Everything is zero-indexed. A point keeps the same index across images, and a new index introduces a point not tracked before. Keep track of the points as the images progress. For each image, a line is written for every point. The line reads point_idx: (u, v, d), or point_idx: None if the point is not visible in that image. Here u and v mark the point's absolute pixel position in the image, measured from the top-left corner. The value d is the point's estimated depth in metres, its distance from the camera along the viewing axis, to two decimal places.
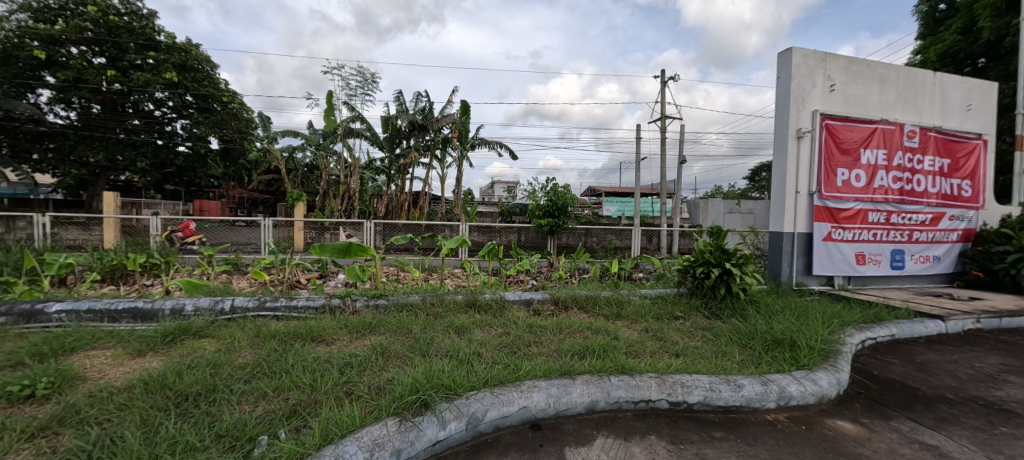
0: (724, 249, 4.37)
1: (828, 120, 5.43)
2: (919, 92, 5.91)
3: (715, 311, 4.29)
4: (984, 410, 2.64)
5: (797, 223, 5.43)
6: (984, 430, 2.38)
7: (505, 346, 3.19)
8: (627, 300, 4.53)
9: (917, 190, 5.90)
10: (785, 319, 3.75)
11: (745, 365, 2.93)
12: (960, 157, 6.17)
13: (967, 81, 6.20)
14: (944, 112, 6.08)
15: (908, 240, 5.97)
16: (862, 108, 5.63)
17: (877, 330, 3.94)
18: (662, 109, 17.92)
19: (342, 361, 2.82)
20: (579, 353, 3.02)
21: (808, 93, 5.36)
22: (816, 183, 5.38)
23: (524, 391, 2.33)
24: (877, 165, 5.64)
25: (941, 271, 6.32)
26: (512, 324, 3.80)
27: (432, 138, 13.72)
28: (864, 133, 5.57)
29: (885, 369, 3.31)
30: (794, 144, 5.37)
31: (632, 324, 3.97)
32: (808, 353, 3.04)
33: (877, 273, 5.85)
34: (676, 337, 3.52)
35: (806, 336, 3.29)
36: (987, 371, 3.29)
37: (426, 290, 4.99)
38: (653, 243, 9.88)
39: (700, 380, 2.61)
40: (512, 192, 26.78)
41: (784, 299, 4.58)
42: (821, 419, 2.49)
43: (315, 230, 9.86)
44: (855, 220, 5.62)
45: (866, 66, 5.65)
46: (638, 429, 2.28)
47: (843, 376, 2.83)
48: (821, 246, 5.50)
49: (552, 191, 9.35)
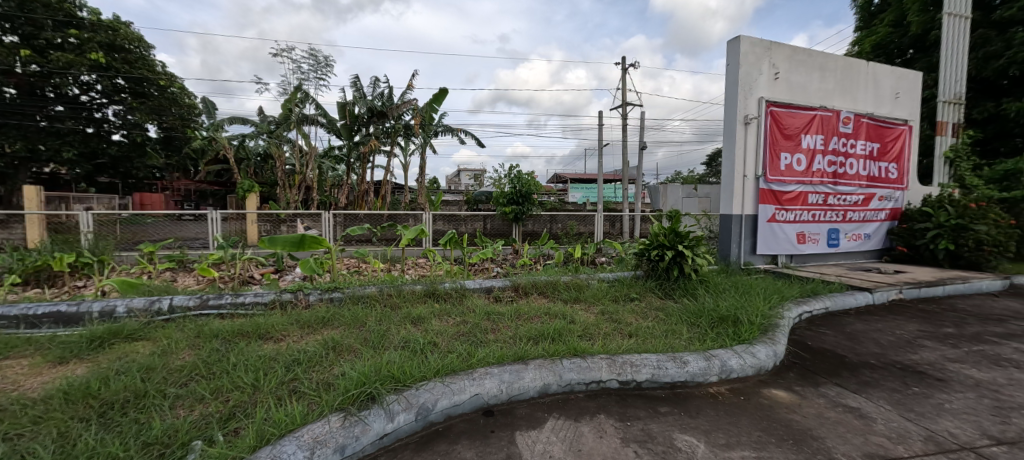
0: (677, 232, 4.52)
1: (773, 107, 5.68)
2: (854, 80, 6.28)
3: (668, 291, 4.45)
4: (902, 373, 2.90)
5: (744, 206, 5.70)
6: (900, 391, 2.62)
7: (462, 334, 3.17)
8: (586, 284, 4.61)
9: (850, 172, 6.32)
10: (731, 297, 3.95)
11: (692, 342, 3.06)
12: (889, 142, 6.64)
13: (897, 71, 6.66)
14: (876, 99, 6.51)
15: (842, 219, 6.40)
16: (805, 96, 5.92)
17: (813, 304, 4.23)
18: (624, 96, 18.16)
19: (290, 358, 2.70)
20: (535, 338, 3.05)
21: (755, 81, 5.58)
22: (762, 167, 5.65)
23: (476, 379, 2.33)
24: (815, 150, 5.99)
25: (873, 247, 6.84)
26: (471, 312, 3.78)
27: (393, 125, 13.28)
28: (805, 120, 5.88)
29: (818, 340, 3.56)
30: (742, 130, 5.59)
31: (590, 307, 4.06)
32: (749, 328, 3.22)
33: (817, 251, 6.26)
34: (631, 318, 3.64)
35: (749, 311, 3.49)
36: (906, 338, 3.61)
37: (384, 281, 4.87)
38: (616, 227, 10.12)
39: (648, 359, 2.70)
40: (479, 180, 26.57)
41: (732, 278, 4.81)
42: (758, 389, 2.65)
43: (270, 222, 9.43)
44: (796, 202, 5.97)
45: (808, 55, 5.93)
46: (590, 409, 2.34)
47: (779, 349, 3.02)
48: (766, 227, 5.81)
49: (516, 179, 9.31)
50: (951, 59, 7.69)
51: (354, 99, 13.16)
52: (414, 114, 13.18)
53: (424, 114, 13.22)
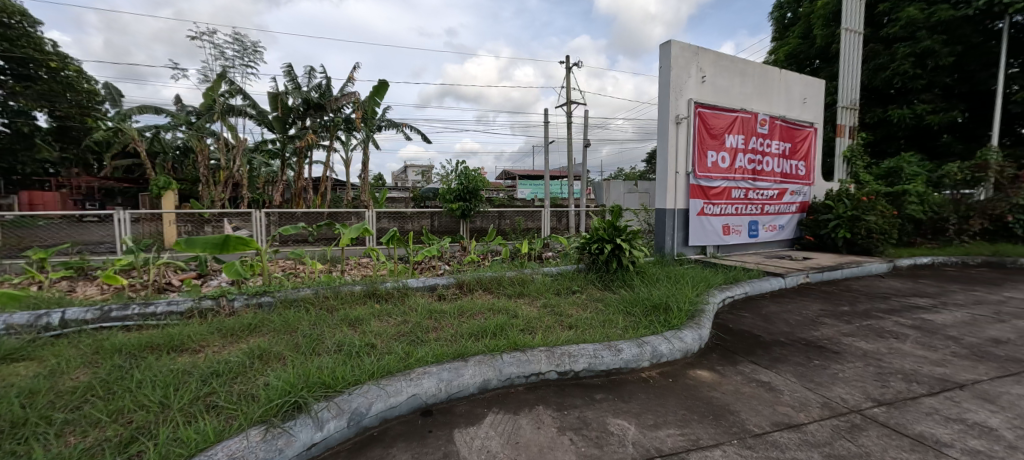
0: (615, 226, 4.74)
1: (701, 108, 6.10)
2: (770, 86, 6.91)
3: (607, 282, 4.65)
4: (806, 348, 3.26)
5: (677, 200, 6.09)
6: (804, 364, 2.94)
7: (402, 334, 3.09)
8: (530, 279, 4.69)
9: (767, 169, 6.97)
10: (663, 286, 4.21)
11: (627, 330, 3.22)
12: (798, 142, 7.40)
13: (805, 78, 7.42)
14: (788, 103, 7.22)
15: (761, 212, 7.04)
16: (728, 98, 6.42)
17: (734, 289, 4.63)
18: (569, 94, 18.66)
19: (208, 371, 2.47)
20: (477, 334, 3.05)
21: (684, 84, 5.96)
22: (692, 164, 6.06)
23: (413, 379, 2.28)
24: (737, 149, 6.54)
25: (786, 237, 7.61)
26: (413, 311, 3.70)
27: (332, 118, 12.58)
28: (728, 120, 6.39)
29: (738, 322, 3.91)
30: (673, 129, 5.96)
31: (533, 301, 4.13)
32: (678, 314, 3.45)
33: (740, 241, 6.84)
34: (572, 310, 3.76)
35: (678, 299, 3.75)
36: (810, 316, 4.07)
37: (321, 283, 4.62)
38: (562, 222, 10.38)
39: (585, 349, 2.80)
40: (427, 176, 26.06)
41: (665, 268, 5.12)
42: (685, 371, 2.85)
43: (192, 222, 8.59)
44: (722, 197, 6.48)
45: (730, 61, 6.43)
46: (528, 401, 2.39)
47: (704, 332, 3.27)
48: (696, 220, 6.25)
49: (462, 175, 9.20)
50: (848, 70, 8.72)
51: (287, 89, 12.27)
52: (355, 107, 12.55)
53: (366, 108, 12.67)
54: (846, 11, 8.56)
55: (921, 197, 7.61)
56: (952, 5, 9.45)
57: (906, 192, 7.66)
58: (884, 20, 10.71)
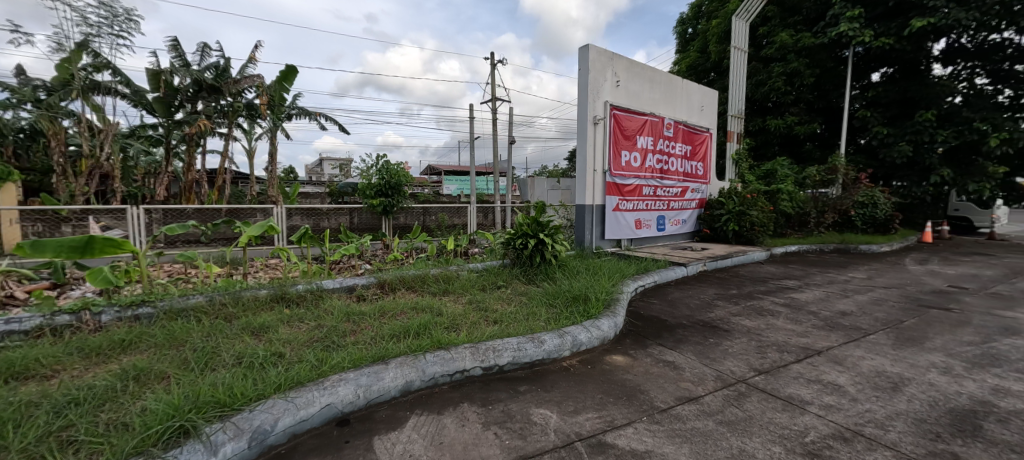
0: (539, 221, 4.89)
1: (616, 110, 6.54)
2: (674, 93, 7.64)
3: (531, 276, 4.78)
4: (703, 328, 3.68)
5: (595, 197, 6.47)
6: (702, 343, 3.31)
7: (316, 341, 2.86)
8: (456, 275, 4.63)
9: (672, 169, 7.70)
10: (583, 278, 4.45)
11: (549, 322, 3.35)
12: (698, 145, 8.30)
13: (703, 88, 8.31)
14: (689, 109, 8.04)
15: (667, 208, 7.78)
16: (639, 102, 6.96)
17: (645, 279, 5.06)
18: (494, 91, 18.80)
19: (62, 400, 2.04)
20: (399, 335, 2.94)
21: (601, 86, 6.33)
22: (608, 163, 6.48)
23: (327, 387, 2.13)
24: (647, 149, 7.13)
25: (688, 230, 8.50)
26: (329, 314, 3.45)
27: (231, 103, 11.14)
28: (639, 123, 6.93)
29: (648, 308, 4.28)
30: (592, 129, 6.31)
31: (458, 298, 4.10)
32: (596, 304, 3.67)
33: (650, 235, 7.49)
34: (497, 305, 3.80)
35: (595, 290, 3.99)
36: (707, 300, 4.61)
37: (219, 288, 4.09)
38: (488, 218, 10.44)
39: (510, 343, 2.85)
40: (345, 170, 24.45)
41: (585, 261, 5.42)
42: (602, 357, 3.05)
43: (41, 221, 7.03)
44: (634, 194, 7.02)
45: (641, 68, 6.97)
46: (453, 399, 2.36)
47: (618, 320, 3.53)
48: (612, 215, 6.70)
49: (383, 168, 8.61)
50: (737, 83, 9.97)
51: (172, 67, 10.57)
52: (259, 92, 11.27)
53: (273, 94, 11.45)
54: (735, 31, 9.83)
55: (790, 195, 9.02)
56: (812, 34, 11.32)
57: (780, 190, 9.01)
58: (764, 42, 12.49)
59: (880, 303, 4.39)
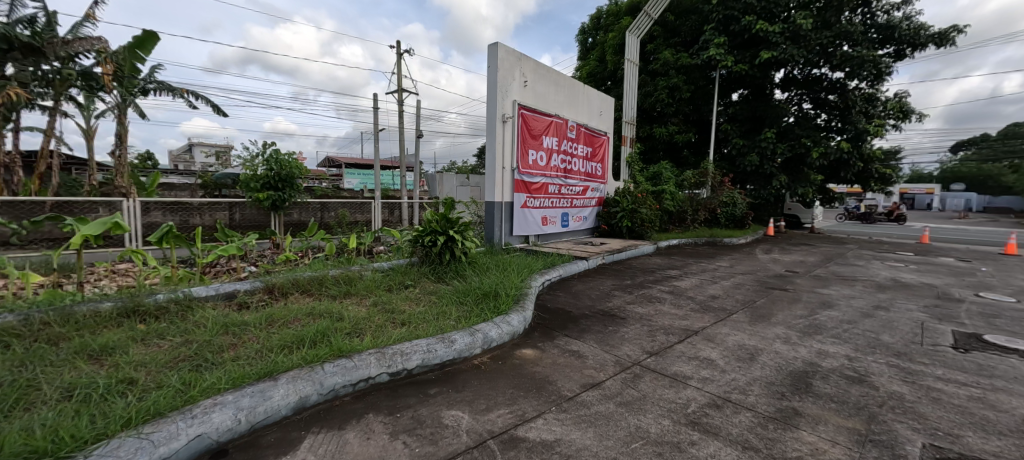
0: (448, 218, 4.79)
1: (523, 110, 6.71)
2: (576, 97, 8.11)
3: (441, 274, 4.66)
4: (603, 317, 3.98)
5: (504, 194, 6.57)
6: (602, 331, 3.57)
7: (182, 360, 2.38)
8: (358, 276, 4.29)
9: (574, 169, 8.20)
10: (493, 274, 4.48)
11: (460, 320, 3.29)
12: (597, 147, 8.95)
13: (601, 95, 8.98)
14: (589, 114, 8.62)
15: (570, 205, 8.25)
16: (545, 104, 7.24)
17: (551, 273, 5.29)
18: (400, 82, 17.98)
19: None
20: (291, 346, 2.60)
21: (509, 85, 6.43)
22: (516, 161, 6.63)
23: (197, 415, 1.78)
24: (552, 149, 7.46)
25: (589, 226, 9.14)
26: (200, 327, 2.91)
27: (56, 69, 8.74)
28: (545, 124, 7.22)
29: (554, 301, 4.49)
30: (501, 127, 6.39)
31: (362, 300, 3.80)
32: (506, 299, 3.72)
33: (555, 231, 7.88)
34: (405, 306, 3.61)
35: (505, 285, 4.04)
36: (606, 290, 5.00)
37: (37, 302, 3.18)
38: (395, 215, 9.94)
39: (419, 344, 2.73)
40: (222, 158, 21.13)
41: (495, 257, 5.47)
42: (512, 352, 3.09)
43: None
44: (540, 191, 7.31)
45: (547, 71, 7.26)
46: (357, 411, 2.17)
47: (527, 314, 3.62)
48: (520, 212, 6.89)
49: (271, 159, 7.38)
50: (630, 92, 11.00)
51: None
52: (100, 58, 9.04)
53: (122, 62, 9.30)
54: (628, 45, 10.79)
55: (672, 195, 10.29)
56: (689, 55, 13.05)
57: (664, 190, 10.22)
58: (651, 58, 14.03)
59: (739, 287, 5.24)
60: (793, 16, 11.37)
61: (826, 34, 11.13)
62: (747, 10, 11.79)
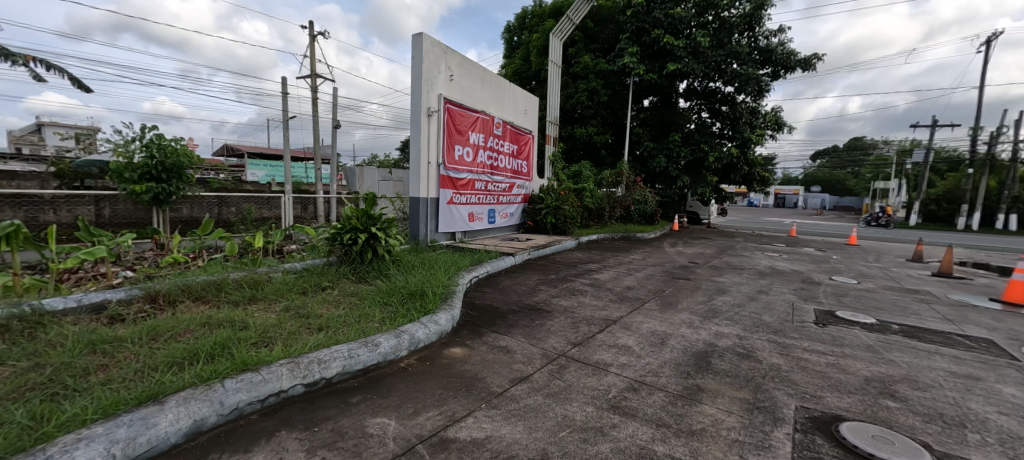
0: (370, 215, 4.53)
1: (449, 105, 6.58)
2: (502, 95, 8.17)
3: (362, 274, 4.39)
4: (529, 311, 4.08)
5: (429, 189, 6.40)
6: (529, 325, 3.66)
7: (28, 390, 1.92)
8: (266, 280, 3.85)
9: (501, 166, 8.27)
10: (419, 273, 4.34)
11: (384, 322, 3.13)
12: (523, 145, 9.13)
13: (526, 94, 9.16)
14: (515, 112, 8.75)
15: (497, 202, 8.31)
16: (471, 99, 7.18)
17: (478, 269, 5.28)
18: (313, 66, 16.53)
19: None
20: (182, 362, 2.25)
21: (434, 78, 6.25)
22: (442, 156, 6.49)
23: (52, 455, 1.45)
24: (478, 146, 7.44)
25: (515, 223, 9.32)
26: (54, 348, 2.38)
27: None
28: (471, 120, 7.16)
29: (482, 297, 4.49)
30: (426, 121, 6.19)
31: (271, 306, 3.43)
32: (433, 298, 3.63)
33: (482, 227, 7.89)
34: (322, 309, 3.34)
35: (432, 284, 3.94)
36: (532, 285, 5.14)
37: None
38: (309, 211, 9.14)
39: (339, 350, 2.54)
40: (81, 142, 17.53)
41: (421, 255, 5.30)
42: (440, 351, 3.03)
43: None
44: (466, 187, 7.24)
45: (473, 66, 7.19)
46: (267, 429, 1.94)
47: (455, 312, 3.58)
48: (446, 208, 6.76)
49: (150, 144, 6.01)
50: (553, 93, 11.39)
51: None
52: None
53: None
54: (551, 47, 11.13)
55: (592, 193, 10.91)
56: (606, 61, 13.91)
57: (584, 188, 10.79)
58: (572, 61, 14.69)
59: (651, 278, 5.74)
60: (694, 33, 12.69)
61: (720, 53, 12.62)
62: (656, 25, 12.89)
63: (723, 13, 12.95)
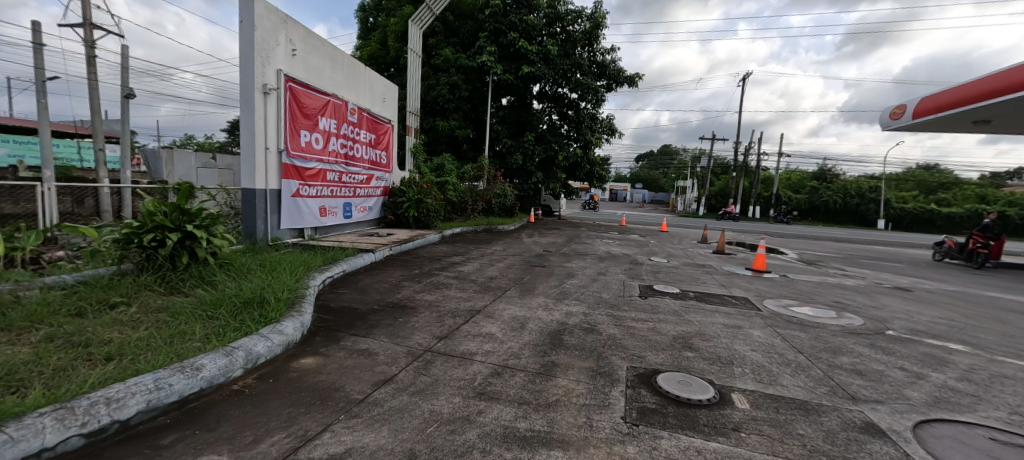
0: (184, 209, 3.64)
1: (292, 83, 5.73)
2: (357, 79, 7.53)
3: (174, 284, 3.50)
4: (392, 310, 3.89)
5: (268, 180, 5.49)
6: (392, 324, 3.48)
7: None
8: (10, 302, 2.73)
9: (357, 155, 7.63)
10: (256, 277, 3.69)
11: (208, 340, 2.56)
12: (381, 135, 8.60)
13: (384, 80, 8.63)
14: (371, 98, 8.17)
15: (353, 194, 7.64)
16: (319, 80, 6.40)
17: (333, 269, 4.78)
18: (83, 11, 12.33)
19: None
20: None
21: (271, 50, 5.37)
22: (284, 141, 5.64)
23: None
24: (330, 132, 6.70)
25: (375, 217, 8.73)
26: None
27: None
28: (320, 103, 6.40)
29: (338, 299, 4.08)
30: (262, 99, 5.28)
31: (19, 337, 2.44)
32: (276, 305, 3.14)
33: (336, 222, 7.16)
34: (109, 334, 2.53)
35: (274, 289, 3.40)
36: (395, 282, 4.91)
37: None
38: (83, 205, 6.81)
39: (140, 382, 1.97)
40: None
41: (258, 256, 4.51)
42: (287, 365, 2.63)
43: None
44: (317, 179, 6.47)
45: (321, 43, 6.42)
46: None
47: (304, 319, 3.16)
48: (290, 201, 5.91)
49: None
50: (414, 83, 11.02)
51: None
52: None
53: None
54: (410, 35, 10.71)
55: (455, 187, 10.99)
56: (467, 57, 14.14)
57: (447, 182, 10.79)
58: (433, 53, 14.47)
59: (511, 267, 6.11)
60: (545, 41, 13.87)
61: (566, 63, 14.14)
62: (512, 28, 13.66)
63: (568, 27, 14.48)
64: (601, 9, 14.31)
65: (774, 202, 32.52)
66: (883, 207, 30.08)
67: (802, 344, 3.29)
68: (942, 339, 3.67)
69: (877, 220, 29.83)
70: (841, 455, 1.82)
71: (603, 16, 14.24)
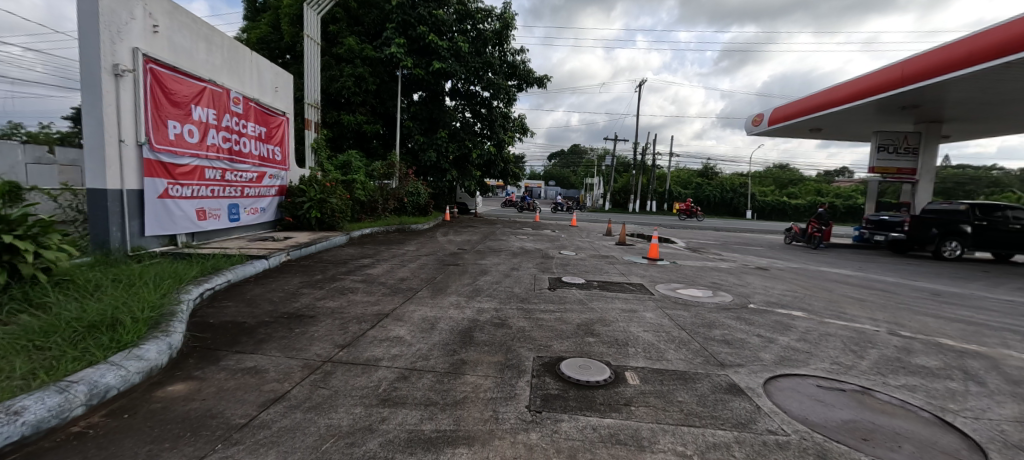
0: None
1: (153, 65, 4.90)
2: (240, 65, 6.70)
3: None
4: (287, 321, 3.54)
5: (125, 178, 4.63)
6: (286, 337, 3.17)
7: None
8: None
9: (244, 151, 6.82)
10: (107, 295, 3.08)
11: (35, 374, 2.07)
12: (273, 129, 7.76)
13: (274, 68, 7.79)
14: (259, 87, 7.32)
15: (240, 195, 6.79)
16: (189, 63, 5.55)
17: (214, 280, 4.20)
18: None
19: None
20: None
21: (123, 25, 4.52)
22: (144, 133, 4.80)
23: None
24: (208, 123, 5.86)
25: (269, 220, 7.86)
26: None
27: None
28: (194, 89, 5.56)
29: (220, 314, 3.59)
30: (112, 82, 4.43)
31: None
32: (133, 327, 2.66)
33: (220, 226, 6.31)
34: None
35: (131, 308, 2.88)
36: (292, 290, 4.48)
37: None
38: None
39: None
40: None
41: (111, 270, 3.77)
42: (149, 395, 2.24)
43: None
44: (192, 177, 5.63)
45: (191, 20, 5.58)
46: None
47: (171, 341, 2.73)
48: (156, 204, 5.06)
49: None
50: (313, 72, 10.14)
51: None
52: None
53: None
54: (306, 19, 9.84)
55: (363, 185, 10.39)
56: (373, 48, 13.44)
57: (354, 180, 10.17)
58: (335, 41, 13.49)
59: (424, 267, 5.97)
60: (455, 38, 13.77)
61: (478, 61, 14.19)
62: (421, 21, 13.31)
63: (478, 25, 14.54)
64: (509, 10, 14.61)
65: (668, 197, 36.43)
66: (750, 200, 35.50)
67: (685, 322, 3.73)
68: (788, 308, 4.46)
69: (746, 210, 35.13)
70: (710, 414, 2.10)
71: (512, 17, 14.54)
